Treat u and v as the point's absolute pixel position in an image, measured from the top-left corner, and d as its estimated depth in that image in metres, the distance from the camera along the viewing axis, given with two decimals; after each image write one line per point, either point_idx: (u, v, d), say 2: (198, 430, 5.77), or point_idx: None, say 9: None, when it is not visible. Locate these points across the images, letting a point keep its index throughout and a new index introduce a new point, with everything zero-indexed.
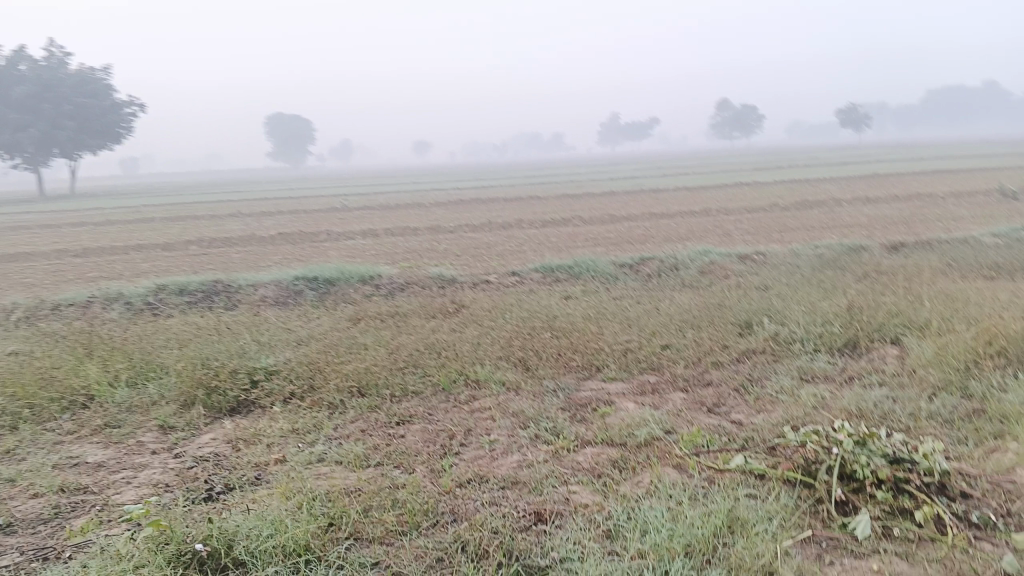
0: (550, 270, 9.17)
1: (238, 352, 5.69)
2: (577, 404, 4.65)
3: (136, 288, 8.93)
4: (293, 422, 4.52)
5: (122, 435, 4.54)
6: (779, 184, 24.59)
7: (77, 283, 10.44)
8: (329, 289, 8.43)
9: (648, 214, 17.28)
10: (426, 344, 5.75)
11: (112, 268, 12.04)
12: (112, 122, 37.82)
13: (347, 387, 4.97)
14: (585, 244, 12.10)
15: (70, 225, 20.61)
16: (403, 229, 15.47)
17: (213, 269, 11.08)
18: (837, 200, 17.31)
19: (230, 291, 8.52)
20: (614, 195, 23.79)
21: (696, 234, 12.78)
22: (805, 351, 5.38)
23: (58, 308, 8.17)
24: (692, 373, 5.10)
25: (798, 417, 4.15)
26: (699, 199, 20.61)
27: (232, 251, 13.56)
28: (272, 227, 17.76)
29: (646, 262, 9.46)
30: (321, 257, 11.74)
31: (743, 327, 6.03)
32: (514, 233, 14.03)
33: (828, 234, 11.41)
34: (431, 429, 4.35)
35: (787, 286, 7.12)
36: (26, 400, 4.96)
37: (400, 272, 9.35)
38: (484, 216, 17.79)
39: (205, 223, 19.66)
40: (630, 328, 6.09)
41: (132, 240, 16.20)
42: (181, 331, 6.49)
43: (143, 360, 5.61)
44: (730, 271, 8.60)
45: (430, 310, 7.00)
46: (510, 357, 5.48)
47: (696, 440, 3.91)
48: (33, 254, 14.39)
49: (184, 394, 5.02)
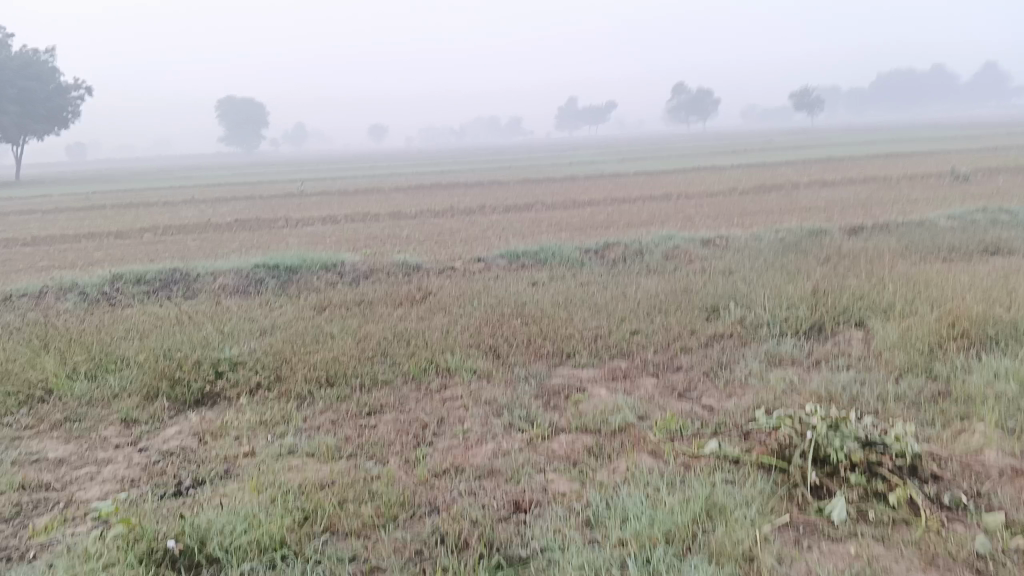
0: (515, 255, 9.15)
1: (201, 342, 5.57)
2: (550, 391, 4.64)
3: (91, 277, 8.70)
4: (261, 413, 4.43)
5: (84, 430, 4.41)
6: (737, 168, 24.87)
7: (28, 273, 10.13)
8: (291, 276, 8.31)
9: (610, 198, 17.34)
10: (394, 332, 5.69)
11: (64, 257, 11.72)
12: (58, 106, 36.84)
13: (315, 377, 4.89)
14: (548, 229, 12.10)
15: (17, 212, 20.01)
16: (364, 215, 15.33)
17: (170, 257, 10.85)
18: (795, 183, 17.57)
19: (190, 280, 8.34)
20: (574, 179, 23.83)
21: (658, 218, 12.86)
22: (772, 335, 5.43)
23: (9, 299, 7.92)
24: (663, 359, 5.11)
25: (769, 402, 4.19)
26: (659, 183, 20.75)
27: (189, 238, 13.31)
28: (229, 214, 17.44)
29: (611, 247, 9.48)
30: (281, 244, 11.56)
31: (710, 311, 6.07)
32: (477, 218, 13.97)
33: (788, 218, 11.55)
34: (403, 419, 4.30)
35: (751, 270, 7.18)
36: None
37: (363, 259, 9.25)
38: (445, 202, 17.68)
39: (159, 210, 19.25)
40: (599, 313, 6.09)
41: (84, 228, 15.78)
42: (141, 322, 6.33)
43: (102, 352, 5.45)
44: (694, 255, 8.67)
45: (396, 298, 6.93)
46: (479, 344, 5.44)
47: (670, 426, 3.92)
48: None
49: (147, 386, 4.89)
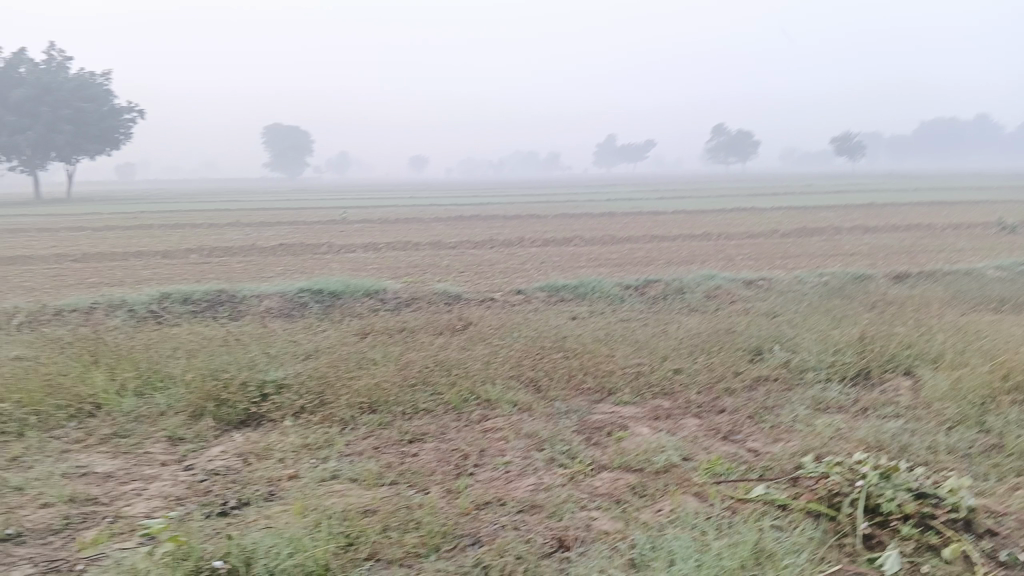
0: (555, 289, 9.17)
1: (246, 364, 5.64)
2: (592, 428, 4.61)
3: (139, 295, 8.87)
4: (304, 437, 4.47)
5: (131, 445, 4.48)
6: (778, 210, 24.71)
7: (78, 289, 10.36)
8: (334, 302, 8.40)
9: (649, 235, 17.33)
10: (436, 361, 5.71)
11: (113, 274, 11.98)
12: (111, 127, 37.96)
13: (358, 403, 4.91)
14: (587, 264, 12.11)
15: (68, 229, 20.53)
16: (404, 244, 15.47)
17: (215, 278, 11.04)
18: (837, 228, 17.41)
19: (234, 302, 8.48)
20: (613, 215, 23.85)
21: (698, 258, 12.81)
22: (817, 380, 5.36)
23: (60, 313, 8.10)
24: (705, 400, 5.07)
25: (816, 448, 4.13)
26: (699, 222, 20.69)
27: (233, 260, 13.54)
28: (272, 237, 17.72)
29: (651, 284, 9.46)
30: (323, 269, 11.71)
31: (753, 353, 6.02)
32: (516, 251, 14.03)
33: (831, 262, 11.44)
34: (444, 448, 4.31)
35: (795, 314, 7.11)
36: (33, 407, 4.90)
37: (404, 287, 9.33)
38: (485, 233, 17.80)
39: (205, 231, 19.64)
40: (641, 351, 6.07)
41: (131, 247, 16.11)
42: (187, 341, 6.44)
43: (150, 369, 5.55)
44: (736, 296, 8.61)
45: (437, 327, 6.96)
46: (520, 377, 5.44)
47: (715, 468, 3.88)
48: (33, 258, 14.30)
49: (193, 405, 4.96)
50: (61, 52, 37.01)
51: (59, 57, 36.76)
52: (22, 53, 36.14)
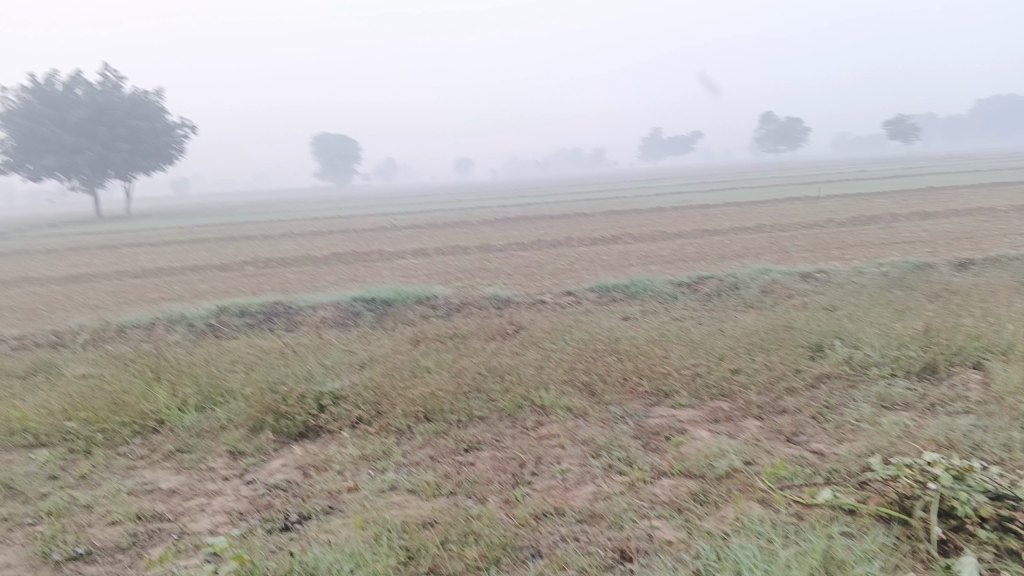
0: (606, 289, 9.09)
1: (303, 376, 5.69)
2: (650, 432, 4.54)
3: (198, 309, 9.05)
4: (362, 448, 4.49)
5: (194, 461, 4.56)
6: (831, 198, 24.18)
7: (139, 305, 10.61)
8: (386, 310, 8.46)
9: (699, 230, 17.10)
10: (489, 368, 5.69)
11: (172, 289, 12.25)
12: (164, 143, 38.91)
13: (413, 412, 4.91)
14: (638, 262, 11.99)
15: (128, 245, 21.06)
16: (454, 248, 15.52)
17: (270, 290, 11.21)
18: (895, 214, 16.94)
19: (290, 313, 8.59)
20: (662, 211, 23.59)
21: (751, 251, 12.60)
22: (881, 376, 5.20)
23: (123, 330, 8.31)
24: (766, 401, 4.96)
25: (884, 448, 4.00)
26: (749, 215, 20.34)
27: (287, 271, 13.75)
28: (324, 247, 17.95)
29: (704, 281, 9.32)
30: (375, 277, 11.81)
31: (813, 350, 5.87)
32: (565, 251, 13.96)
33: (890, 251, 11.13)
34: (501, 457, 4.28)
35: (856, 307, 6.92)
36: (99, 424, 5.02)
37: (455, 292, 9.35)
38: (533, 234, 17.75)
39: (259, 243, 19.98)
40: (696, 351, 5.97)
41: (188, 261, 16.48)
42: (244, 355, 6.53)
43: (210, 384, 5.64)
44: (792, 290, 8.43)
45: (489, 332, 6.95)
46: (575, 381, 5.39)
47: (779, 473, 3.79)
48: (95, 276, 14.70)
49: (253, 419, 5.02)
50: (115, 72, 38.11)
51: (113, 78, 37.87)
52: (78, 74, 37.29)
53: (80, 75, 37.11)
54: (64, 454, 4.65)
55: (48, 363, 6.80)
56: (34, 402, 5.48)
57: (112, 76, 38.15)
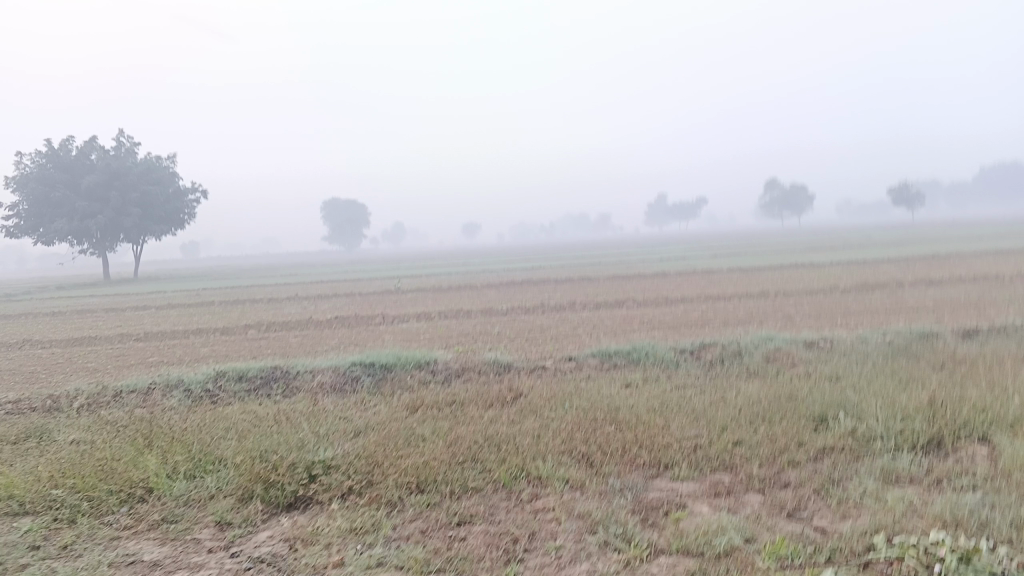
0: (607, 355, 9.01)
1: (297, 444, 5.58)
2: (648, 507, 4.42)
3: (197, 373, 9.00)
4: (351, 520, 4.37)
5: (180, 532, 4.44)
6: (836, 264, 24.21)
7: (139, 369, 10.57)
8: (385, 375, 8.39)
9: (704, 296, 17.06)
10: (485, 437, 5.58)
11: (173, 352, 12.21)
12: (175, 208, 39.45)
13: (405, 483, 4.80)
14: (641, 328, 11.92)
15: (133, 308, 21.14)
16: (457, 312, 15.48)
17: (271, 355, 11.16)
18: (899, 282, 16.91)
19: (288, 378, 8.52)
20: (666, 276, 23.63)
21: (755, 318, 12.53)
22: (886, 449, 5.08)
23: (119, 394, 8.24)
24: (768, 474, 4.84)
25: (888, 526, 3.88)
26: (754, 281, 20.34)
27: (289, 335, 13.71)
28: (328, 310, 17.97)
29: (707, 348, 9.24)
30: (376, 342, 11.76)
31: (817, 421, 5.76)
32: (568, 315, 13.93)
33: (895, 319, 11.06)
34: (494, 532, 4.16)
35: (860, 377, 6.82)
36: (86, 493, 4.92)
37: (455, 357, 9.28)
38: (537, 298, 17.76)
39: (264, 306, 20.02)
40: (698, 421, 5.86)
41: (192, 324, 16.49)
42: (239, 421, 6.44)
43: (201, 451, 5.55)
44: (796, 359, 8.34)
45: (487, 399, 6.86)
46: (573, 452, 5.27)
47: (780, 551, 3.66)
48: (98, 339, 14.70)
49: (242, 488, 4.92)
50: (129, 138, 38.83)
51: (127, 144, 38.63)
52: (93, 139, 38.00)
53: (96, 141, 37.82)
54: (47, 523, 4.54)
55: (41, 428, 6.71)
56: (22, 469, 5.39)
57: (126, 141, 38.85)
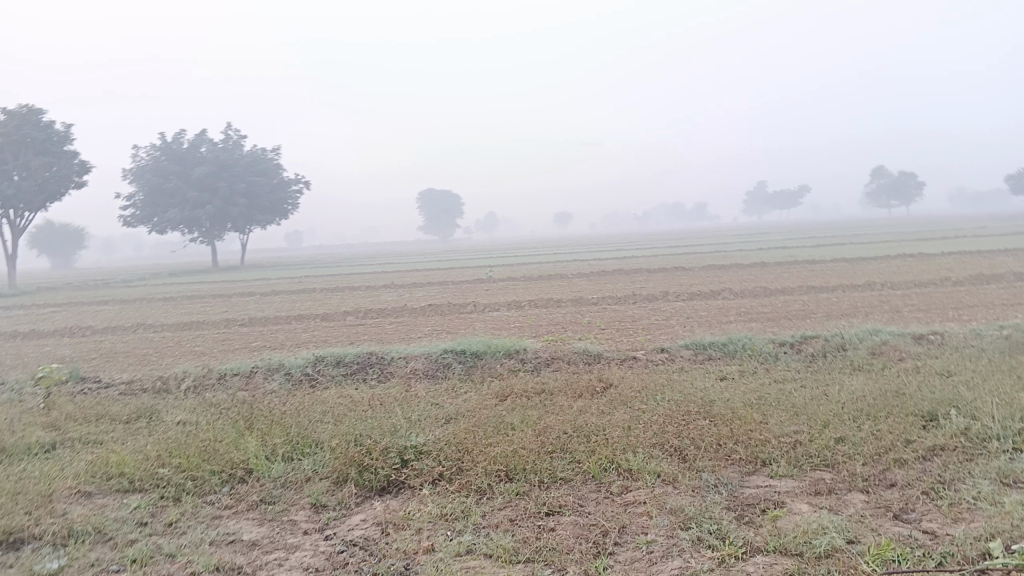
0: (701, 346, 8.81)
1: (389, 430, 5.64)
2: (744, 503, 4.28)
3: (296, 358, 9.26)
4: (441, 506, 4.39)
5: (277, 513, 4.57)
6: (947, 255, 23.06)
7: (242, 353, 10.96)
8: (476, 362, 8.43)
9: (803, 287, 16.51)
10: (575, 427, 5.52)
11: (275, 337, 12.62)
12: (279, 198, 40.88)
13: (494, 470, 4.79)
14: (737, 319, 11.62)
15: (240, 294, 22.03)
16: (548, 301, 15.47)
17: (367, 341, 11.40)
18: (1018, 273, 15.93)
19: (383, 363, 8.69)
20: (765, 266, 22.98)
21: (860, 310, 12.05)
22: (1002, 450, 4.77)
23: (223, 377, 8.56)
24: (872, 473, 4.62)
25: (1006, 531, 3.63)
26: (856, 271, 19.55)
27: (385, 322, 13.99)
28: (422, 298, 18.24)
29: (808, 341, 8.91)
30: (468, 329, 11.86)
31: (927, 420, 5.45)
32: (661, 306, 13.72)
33: (1011, 313, 10.43)
34: (583, 523, 4.10)
35: (974, 374, 6.43)
36: (190, 472, 5.12)
37: (545, 346, 9.25)
38: (630, 287, 17.57)
39: (360, 294, 20.49)
40: (797, 416, 5.64)
41: (292, 310, 17.02)
42: (335, 406, 6.57)
43: (299, 435, 5.69)
44: (904, 353, 7.94)
45: (577, 389, 6.78)
46: (665, 445, 5.16)
47: (885, 555, 3.48)
48: (206, 323, 15.34)
49: (337, 471, 5.02)
50: (236, 131, 40.45)
51: (234, 136, 40.26)
52: (204, 133, 39.73)
53: (205, 134, 39.54)
54: (154, 501, 4.75)
55: (151, 408, 7.04)
56: (133, 448, 5.65)
57: (234, 134, 40.50)
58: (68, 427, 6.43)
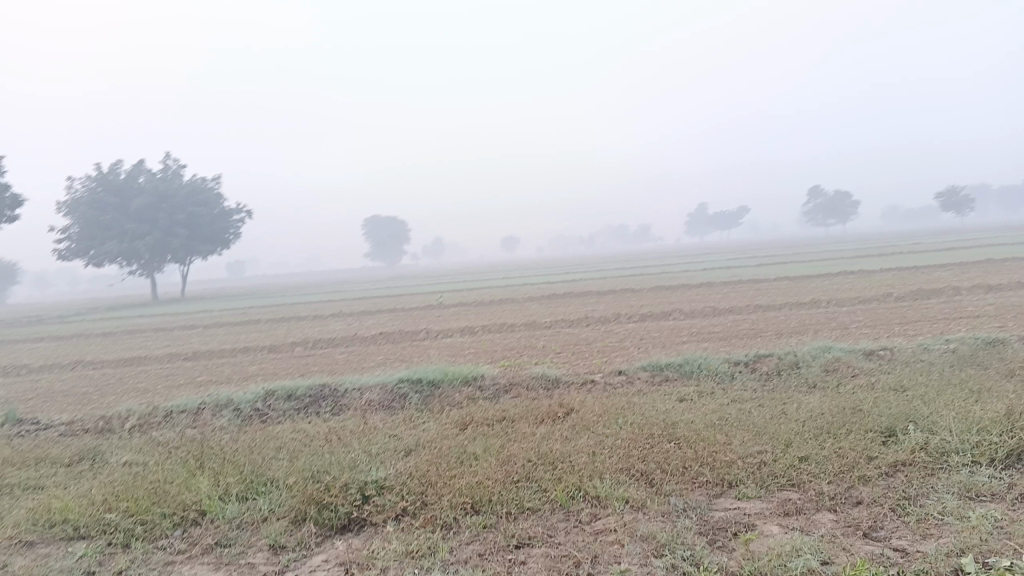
0: (658, 368, 8.82)
1: (349, 464, 5.47)
2: (715, 528, 4.23)
3: (245, 392, 8.97)
4: (407, 543, 4.25)
5: (233, 556, 4.37)
6: (886, 271, 23.66)
7: (188, 389, 10.61)
8: (433, 391, 8.29)
9: (752, 305, 16.74)
10: (540, 454, 5.43)
11: (221, 371, 12.26)
12: (220, 229, 40.16)
13: (460, 503, 4.67)
14: (691, 339, 11.67)
15: (182, 328, 21.44)
16: (501, 326, 15.37)
17: (319, 372, 11.14)
18: (956, 288, 16.37)
19: (337, 395, 8.47)
20: (712, 286, 23.28)
21: (809, 327, 12.24)
22: (963, 464, 4.82)
23: (170, 415, 8.25)
24: (838, 491, 4.62)
25: (975, 546, 3.65)
26: (802, 289, 19.92)
27: (336, 352, 13.72)
28: (372, 326, 17.99)
29: (763, 359, 8.98)
30: (422, 357, 11.68)
31: (886, 435, 5.51)
32: (613, 328, 13.73)
33: (954, 326, 10.70)
34: (554, 555, 4.00)
35: (928, 388, 6.53)
36: (139, 516, 4.88)
37: (503, 372, 9.14)
38: (581, 310, 17.58)
39: (308, 324, 20.13)
40: (760, 436, 5.64)
41: (238, 342, 16.60)
42: (289, 442, 6.36)
43: (253, 473, 5.48)
44: (857, 369, 8.05)
45: (538, 415, 6.69)
46: (631, 470, 5.10)
47: (861, 575, 3.46)
48: (148, 359, 14.85)
49: (296, 509, 4.84)
50: (175, 161, 39.66)
51: (173, 166, 39.46)
52: (141, 164, 38.87)
53: (143, 165, 38.66)
54: (102, 548, 4.51)
55: (94, 450, 6.73)
56: (76, 492, 5.37)
57: (172, 165, 39.70)
58: (4, 473, 6.10)
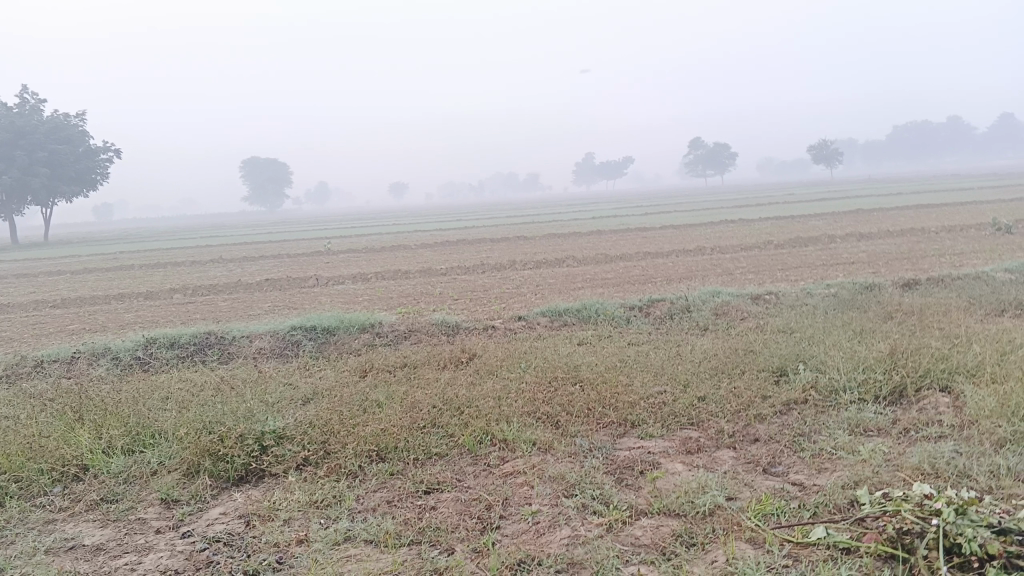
0: (557, 313, 8.85)
1: (244, 414, 5.23)
2: (622, 467, 4.28)
3: (124, 341, 8.45)
4: (310, 493, 4.11)
5: (122, 512, 4.11)
6: (765, 220, 24.57)
7: (58, 337, 9.92)
8: (328, 338, 8.05)
9: (641, 252, 17.06)
10: (444, 400, 5.34)
11: (95, 319, 11.54)
12: (87, 167, 37.69)
13: (365, 451, 4.55)
14: (585, 285, 11.77)
15: (46, 274, 20.05)
16: (393, 272, 15.10)
17: (203, 320, 10.64)
18: (831, 236, 17.17)
19: (224, 343, 8.10)
20: (602, 233, 23.60)
21: (696, 273, 12.56)
22: (850, 401, 5.06)
23: (41, 364, 7.70)
24: (736, 429, 4.76)
25: (867, 479, 3.82)
26: (688, 237, 20.45)
27: (220, 299, 13.14)
28: (257, 272, 17.34)
29: (656, 304, 9.15)
30: (314, 304, 11.36)
31: (778, 375, 5.72)
32: (508, 274, 13.72)
33: (833, 272, 11.21)
34: (465, 499, 3.95)
35: (814, 330, 6.81)
36: (12, 473, 4.52)
37: (401, 318, 8.97)
38: (474, 257, 17.49)
39: (187, 269, 19.22)
40: (659, 377, 5.75)
41: (111, 289, 15.67)
42: (178, 391, 6.03)
43: (139, 425, 5.16)
44: (746, 313, 8.33)
45: (440, 361, 6.60)
46: (536, 413, 5.10)
47: (765, 509, 3.58)
48: (10, 306, 13.82)
49: (187, 462, 4.59)
50: (33, 94, 36.65)
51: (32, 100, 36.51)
52: None
53: None
54: None
55: None
56: None
57: (31, 98, 36.70)
58: None
